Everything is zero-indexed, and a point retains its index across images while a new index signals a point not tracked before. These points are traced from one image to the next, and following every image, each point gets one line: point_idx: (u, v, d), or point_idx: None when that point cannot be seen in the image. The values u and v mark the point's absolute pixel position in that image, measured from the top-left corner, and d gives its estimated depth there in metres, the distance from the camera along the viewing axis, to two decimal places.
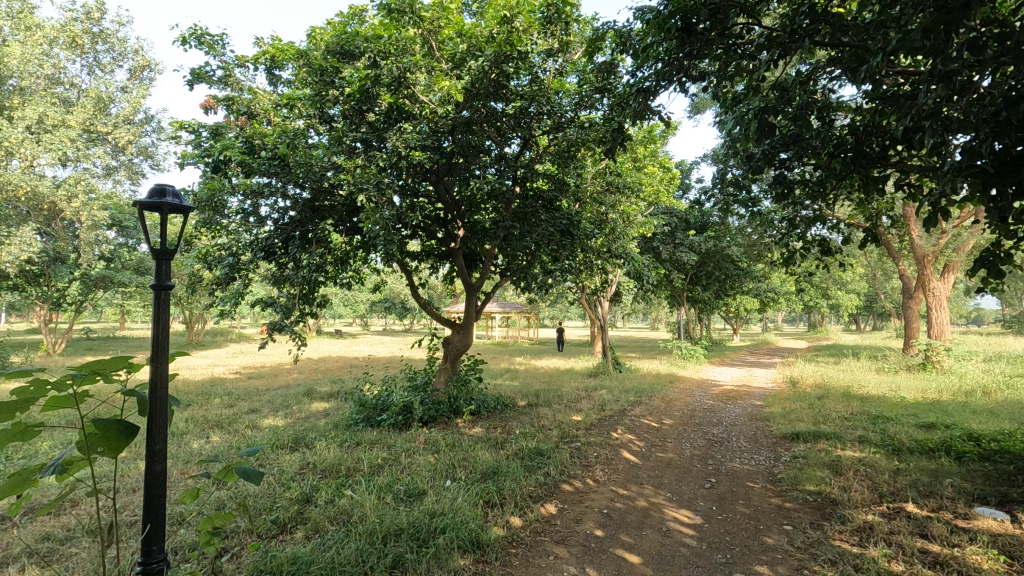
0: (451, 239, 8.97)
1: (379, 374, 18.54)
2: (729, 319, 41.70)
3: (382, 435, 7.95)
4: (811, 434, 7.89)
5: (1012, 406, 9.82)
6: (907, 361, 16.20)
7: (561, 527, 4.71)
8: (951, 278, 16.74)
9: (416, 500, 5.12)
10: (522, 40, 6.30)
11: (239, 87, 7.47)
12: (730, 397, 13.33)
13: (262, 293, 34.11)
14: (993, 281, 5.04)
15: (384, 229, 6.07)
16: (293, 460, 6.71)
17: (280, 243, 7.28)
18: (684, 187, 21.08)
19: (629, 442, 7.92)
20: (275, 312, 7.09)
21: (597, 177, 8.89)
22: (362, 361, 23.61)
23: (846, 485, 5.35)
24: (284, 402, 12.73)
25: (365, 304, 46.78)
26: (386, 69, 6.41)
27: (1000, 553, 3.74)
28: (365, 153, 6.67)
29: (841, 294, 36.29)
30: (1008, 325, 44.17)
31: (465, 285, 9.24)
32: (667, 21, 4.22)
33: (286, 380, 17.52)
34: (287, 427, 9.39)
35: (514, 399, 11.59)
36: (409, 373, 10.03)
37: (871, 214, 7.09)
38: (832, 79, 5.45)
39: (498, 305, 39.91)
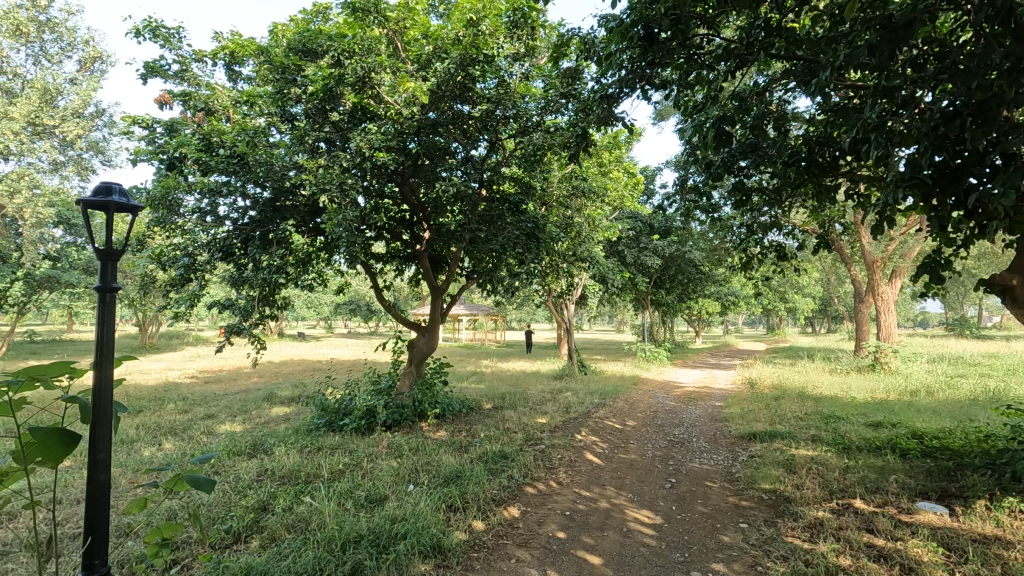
0: (417, 241, 8.83)
1: (342, 378, 18.30)
2: (692, 323, 42.71)
3: (345, 440, 7.87)
4: (766, 434, 8.18)
5: (952, 404, 10.40)
6: (858, 363, 16.92)
7: (523, 530, 4.78)
8: (899, 283, 17.52)
9: (378, 506, 5.12)
10: (487, 43, 6.54)
11: (196, 82, 7.32)
12: (691, 399, 13.71)
13: (221, 294, 33.15)
14: (936, 286, 5.34)
15: (346, 231, 6.04)
16: (250, 467, 6.59)
17: (238, 243, 7.11)
18: (648, 191, 21.61)
19: (592, 443, 8.06)
20: (232, 315, 6.93)
21: (564, 181, 9.08)
22: (326, 363, 23.25)
23: (799, 483, 5.59)
24: (243, 407, 12.43)
25: (329, 305, 46.00)
26: (351, 69, 6.45)
27: (938, 546, 3.96)
28: (328, 153, 6.60)
29: (798, 298, 37.70)
30: (950, 328, 46.74)
31: (432, 288, 9.20)
32: (630, 29, 4.42)
33: (246, 384, 17.11)
34: (244, 433, 9.18)
35: (480, 402, 11.64)
36: (372, 376, 9.88)
37: (824, 221, 7.39)
38: (786, 90, 5.71)
39: (466, 307, 39.83)
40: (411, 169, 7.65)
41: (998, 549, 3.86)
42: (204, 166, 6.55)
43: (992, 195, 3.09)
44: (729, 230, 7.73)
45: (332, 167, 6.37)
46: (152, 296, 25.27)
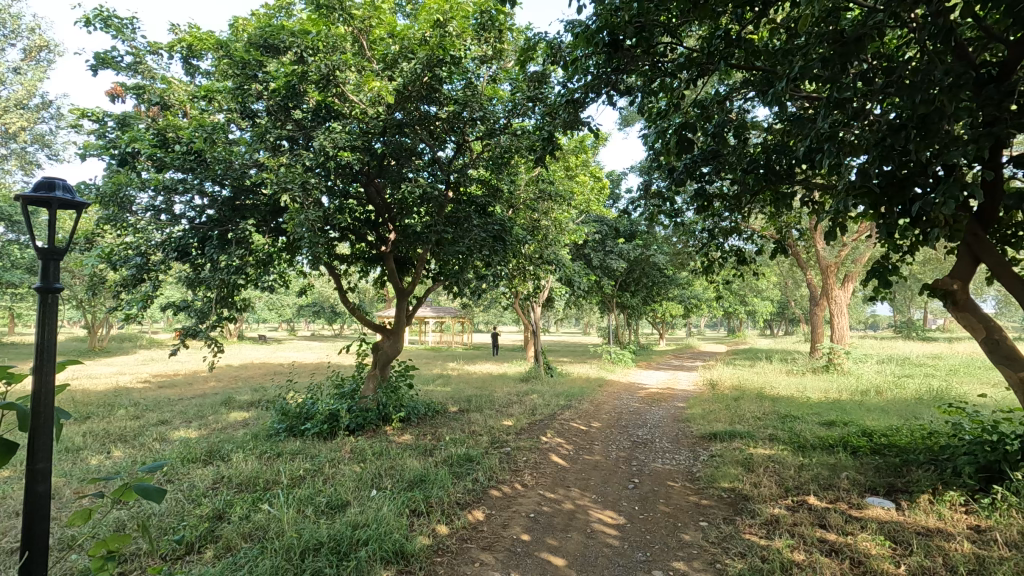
0: (382, 242, 8.63)
1: (304, 382, 17.78)
2: (656, 326, 43.39)
3: (305, 444, 7.59)
4: (726, 434, 8.31)
5: (900, 403, 10.83)
6: (813, 364, 17.46)
7: (487, 533, 4.68)
8: (851, 286, 18.14)
9: (339, 512, 4.92)
10: (454, 44, 6.36)
11: (150, 75, 6.90)
12: (654, 400, 13.87)
13: (177, 296, 31.88)
14: (885, 291, 5.58)
15: (309, 231, 5.88)
16: (206, 474, 6.25)
17: (195, 243, 6.75)
18: (614, 195, 21.88)
19: (557, 445, 8.03)
20: (188, 316, 6.58)
21: (530, 185, 9.08)
22: (287, 367, 22.61)
23: (755, 481, 5.64)
24: (199, 412, 11.91)
25: (292, 307, 44.85)
26: (314, 66, 6.23)
27: (885, 539, 4.02)
28: (291, 152, 6.39)
29: (756, 301, 38.81)
30: (898, 330, 48.99)
31: (397, 290, 9.02)
32: (595, 36, 4.46)
33: (202, 388, 16.44)
34: (200, 439, 8.75)
35: (446, 405, 11.45)
36: (336, 380, 9.57)
37: (782, 227, 7.57)
38: (747, 100, 5.80)
39: (433, 309, 39.48)
40: (374, 169, 7.14)
41: (940, 541, 3.93)
42: (159, 163, 6.39)
43: (934, 202, 3.30)
44: (692, 235, 7.73)
45: (294, 166, 6.12)
46: (101, 297, 24.04)
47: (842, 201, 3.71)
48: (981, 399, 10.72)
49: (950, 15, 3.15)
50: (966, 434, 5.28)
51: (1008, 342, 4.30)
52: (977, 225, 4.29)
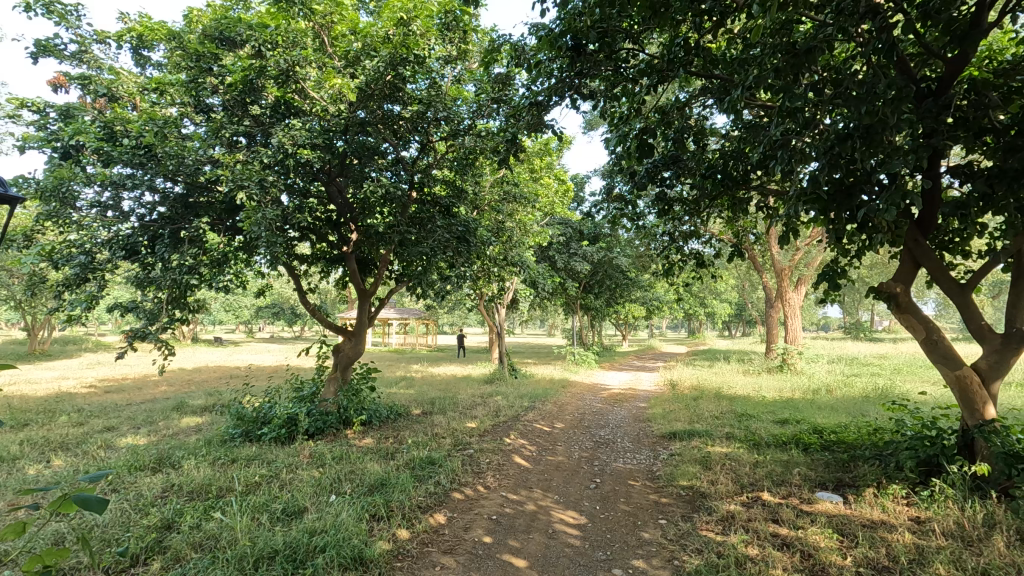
0: (344, 243, 8.24)
1: (260, 385, 17.09)
2: (620, 327, 43.86)
3: (262, 450, 7.20)
4: (686, 433, 8.42)
5: (849, 401, 11.22)
6: (768, 364, 17.95)
7: (449, 536, 4.54)
8: (804, 289, 18.69)
9: (296, 518, 4.62)
10: (418, 43, 6.18)
11: (97, 65, 6.60)
12: (616, 401, 13.96)
13: (126, 296, 30.45)
14: (833, 293, 5.87)
15: (266, 230, 5.59)
16: (155, 482, 5.79)
17: (144, 241, 6.38)
18: (578, 198, 22.08)
19: (521, 446, 7.90)
20: (136, 318, 6.20)
21: (496, 186, 8.99)
22: (244, 370, 21.81)
23: (713, 479, 5.68)
24: (147, 418, 11.27)
25: (250, 309, 43.36)
26: (272, 61, 5.99)
27: (833, 531, 4.05)
28: (247, 148, 6.18)
29: (715, 303, 39.75)
30: (847, 331, 51.06)
31: (359, 290, 8.73)
32: (559, 39, 4.59)
33: (152, 393, 15.65)
34: (148, 445, 8.23)
35: (409, 408, 11.18)
36: (295, 383, 9.13)
37: (739, 231, 7.71)
38: (704, 107, 5.94)
39: (396, 311, 38.88)
40: (337, 168, 6.92)
41: (883, 532, 3.95)
42: (106, 157, 5.89)
43: (878, 209, 3.59)
44: (653, 238, 7.75)
45: (251, 163, 5.92)
46: (41, 296, 22.53)
47: (793, 206, 3.94)
48: (921, 396, 11.24)
49: (892, 33, 3.40)
50: (908, 430, 5.45)
51: (944, 341, 4.60)
52: (915, 231, 4.65)
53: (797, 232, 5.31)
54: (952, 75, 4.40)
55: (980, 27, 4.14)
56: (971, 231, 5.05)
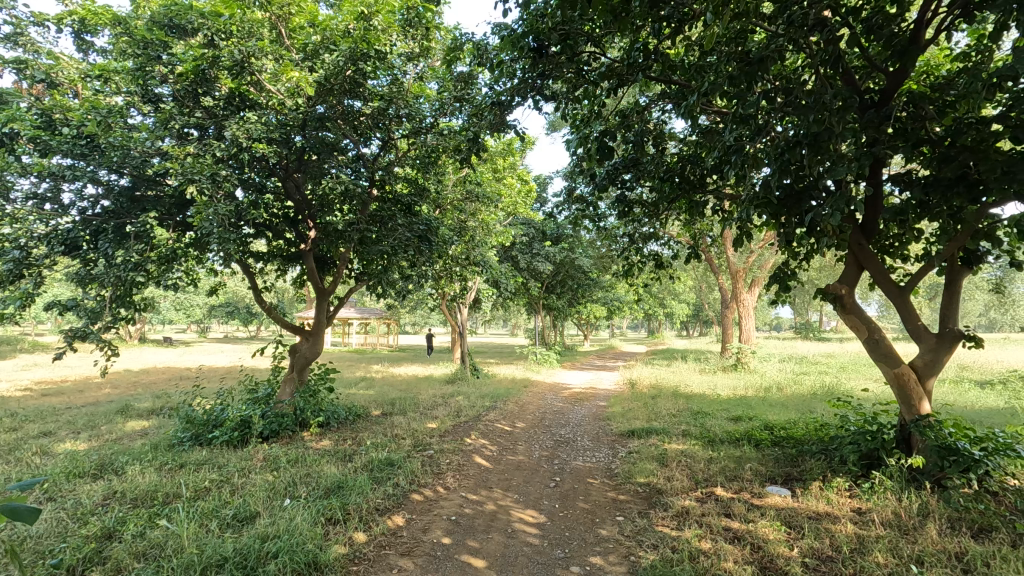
0: (302, 240, 7.78)
1: (211, 386, 16.35)
2: (581, 327, 44.11)
3: (212, 454, 6.75)
4: (644, 430, 8.51)
5: (800, 399, 11.58)
6: (724, 363, 18.38)
7: (407, 538, 4.38)
8: (757, 290, 19.14)
9: (248, 524, 4.35)
10: (380, 40, 6.05)
11: (34, 48, 6.20)
12: (577, 400, 14.02)
13: (65, 293, 28.69)
14: (784, 294, 6.05)
15: (218, 227, 5.27)
16: (96, 489, 5.31)
17: (86, 237, 5.87)
18: (541, 199, 22.14)
19: (481, 447, 7.76)
20: (75, 317, 5.55)
21: (458, 185, 8.96)
22: (195, 371, 20.84)
23: (669, 475, 5.71)
24: (87, 423, 10.59)
25: (202, 308, 41.67)
26: (226, 51, 5.55)
27: (781, 524, 4.11)
28: (200, 141, 5.79)
29: (674, 304, 40.51)
30: (797, 331, 53.05)
31: (317, 289, 8.32)
32: (521, 40, 4.55)
33: (93, 396, 14.73)
34: (86, 451, 7.69)
35: (368, 409, 10.86)
36: (248, 384, 8.62)
37: (698, 234, 7.79)
38: (664, 111, 5.99)
39: (356, 311, 38.05)
40: (294, 162, 6.73)
41: (827, 523, 4.03)
42: (43, 146, 5.41)
43: (824, 214, 3.69)
44: (614, 240, 7.72)
45: (202, 156, 5.56)
46: None
47: (744, 210, 4.03)
48: (865, 392, 11.74)
49: (838, 45, 3.53)
50: (852, 425, 5.64)
51: (885, 341, 4.74)
52: (858, 235, 4.83)
53: (749, 234, 5.42)
54: (893, 87, 4.53)
55: (919, 44, 4.31)
56: (911, 235, 5.30)
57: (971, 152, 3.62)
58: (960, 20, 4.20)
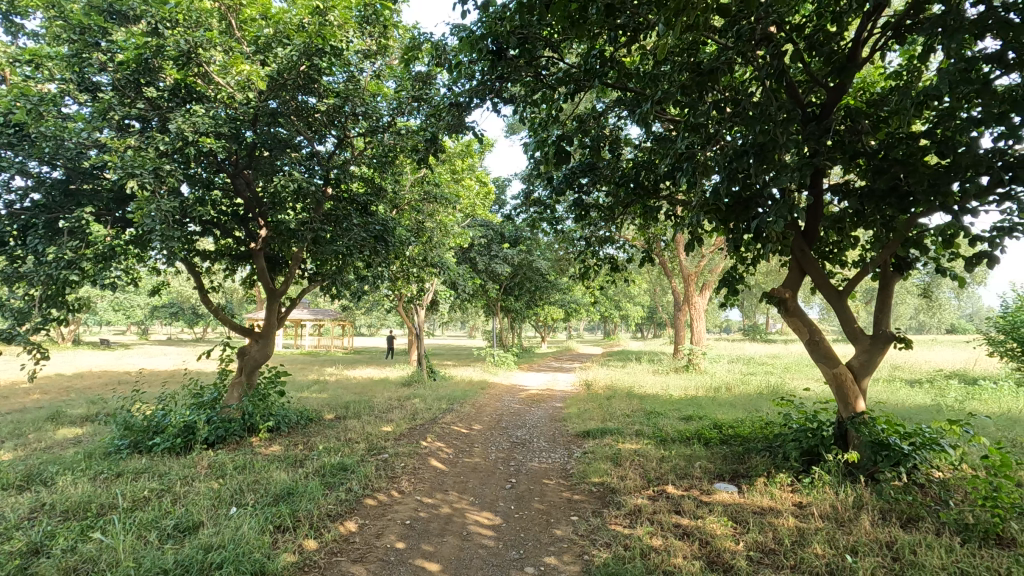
0: (252, 239, 7.46)
1: (151, 391, 15.55)
2: (538, 329, 44.41)
3: (151, 462, 6.31)
4: (598, 431, 8.69)
5: (746, 398, 12.07)
6: (676, 364, 18.92)
7: (360, 544, 4.29)
8: (708, 293, 19.74)
9: (191, 534, 4.17)
10: (335, 35, 5.88)
11: None
12: (533, 402, 14.16)
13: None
14: (733, 297, 6.31)
15: (161, 224, 5.06)
16: (22, 501, 4.98)
17: (14, 232, 5.57)
18: (499, 201, 22.27)
19: (437, 449, 7.71)
20: (2, 318, 5.23)
21: (416, 186, 8.90)
22: (133, 376, 19.80)
23: (622, 474, 5.86)
24: (13, 432, 9.90)
25: (144, 309, 39.65)
26: (171, 41, 5.36)
27: (728, 520, 4.31)
28: (143, 134, 5.53)
29: (629, 306, 41.38)
30: (745, 333, 55.13)
31: (268, 290, 8.06)
32: (481, 41, 4.50)
33: (19, 403, 13.78)
34: (12, 462, 7.20)
35: (321, 413, 10.61)
36: (192, 388, 8.07)
37: (651, 238, 8.02)
38: (619, 117, 6.16)
39: (310, 312, 37.06)
40: (245, 159, 6.41)
41: (771, 517, 4.26)
42: None
43: (769, 221, 3.90)
44: (572, 243, 7.83)
45: (144, 149, 5.32)
46: None
47: (695, 215, 4.19)
48: (806, 391, 12.37)
49: (782, 61, 3.75)
50: (794, 422, 5.94)
51: (824, 342, 5.02)
52: (800, 242, 5.11)
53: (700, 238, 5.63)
54: (832, 102, 4.81)
55: (856, 61, 4.58)
56: (847, 242, 5.66)
57: (902, 166, 3.89)
58: (892, 40, 4.48)
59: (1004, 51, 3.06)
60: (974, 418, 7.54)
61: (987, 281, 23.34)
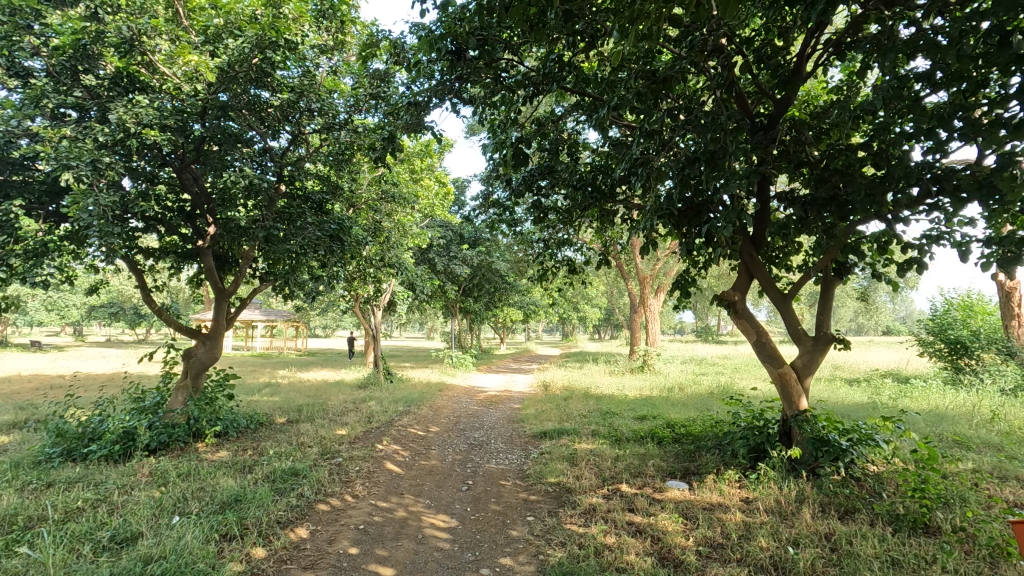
0: (200, 236, 7.11)
1: (86, 396, 14.67)
2: (497, 330, 44.35)
3: (87, 470, 5.85)
4: (555, 432, 8.77)
5: (698, 398, 12.43)
6: (631, 365, 19.29)
7: (311, 551, 4.18)
8: (663, 296, 20.19)
9: (129, 546, 3.96)
10: (291, 28, 5.77)
11: None
12: (491, 403, 14.15)
13: None
14: (685, 299, 6.50)
15: (100, 218, 4.78)
16: None
17: None
18: (459, 202, 22.16)
19: (392, 452, 7.57)
20: None
21: (373, 185, 8.74)
22: (67, 380, 18.67)
23: (578, 474, 5.93)
24: None
25: (79, 308, 37.37)
26: (112, 26, 5.09)
27: (679, 516, 4.42)
28: (80, 124, 5.20)
29: (587, 308, 41.92)
30: (698, 335, 56.76)
31: (216, 290, 7.74)
32: (439, 42, 4.55)
33: None
34: None
35: (271, 417, 10.25)
36: (133, 392, 7.61)
37: (608, 241, 8.16)
38: (577, 121, 6.22)
39: (262, 313, 35.88)
40: (193, 154, 6.08)
41: (719, 513, 4.42)
42: None
43: (719, 227, 4.05)
44: (531, 246, 7.86)
45: (81, 140, 5.03)
46: None
47: (649, 220, 4.31)
48: (754, 391, 12.86)
49: (732, 72, 3.89)
50: (742, 420, 6.16)
51: (770, 343, 5.23)
52: (748, 247, 5.33)
53: (654, 242, 5.75)
54: (779, 112, 5.03)
55: (801, 75, 4.82)
56: (792, 248, 5.93)
57: (841, 176, 4.12)
58: (834, 56, 4.71)
59: (933, 72, 3.29)
60: (905, 415, 8.03)
61: (920, 286, 24.75)
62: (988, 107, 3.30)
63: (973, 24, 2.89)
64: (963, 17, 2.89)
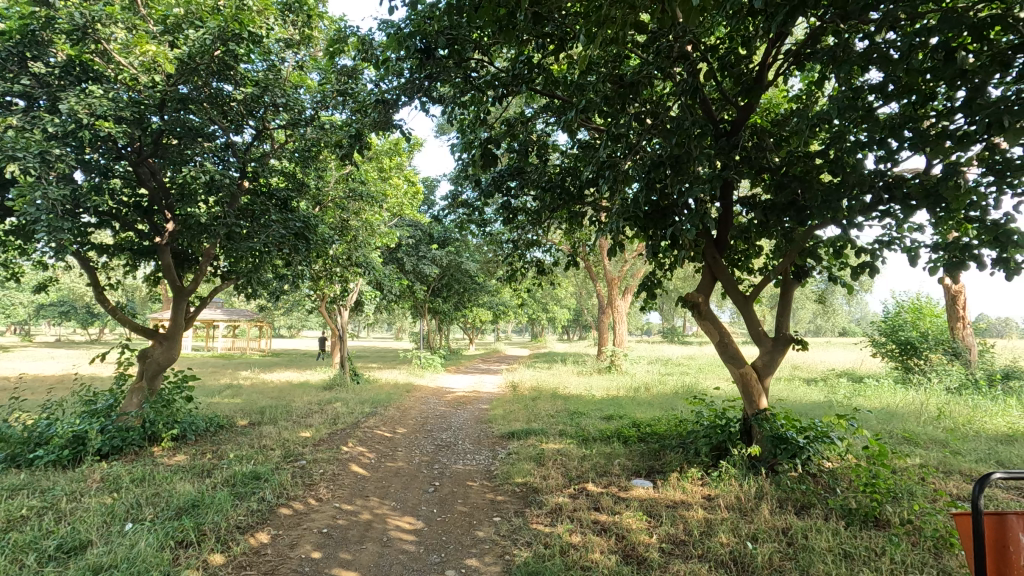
0: (157, 233, 6.81)
1: (34, 399, 13.98)
2: (467, 330, 44.16)
3: (32, 476, 5.52)
4: (522, 432, 8.78)
5: (665, 398, 12.62)
6: (599, 365, 19.48)
7: (271, 556, 4.05)
8: (630, 297, 20.42)
9: (76, 555, 3.77)
10: (255, 20, 5.57)
11: None
12: (460, 403, 14.06)
13: None
14: (650, 300, 6.58)
15: (48, 211, 4.52)
16: None
17: None
18: (428, 201, 21.98)
19: (358, 454, 7.42)
20: None
21: (340, 182, 8.58)
22: (14, 381, 17.79)
23: (545, 474, 5.93)
24: None
25: (26, 306, 35.51)
26: (64, 12, 4.86)
27: (643, 514, 4.46)
28: (29, 113, 4.94)
29: (556, 309, 42.17)
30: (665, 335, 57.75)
31: (175, 288, 7.45)
32: (408, 40, 4.49)
33: None
34: None
35: (231, 420, 9.95)
36: (84, 395, 7.27)
37: (576, 242, 8.20)
38: (547, 123, 6.17)
39: (224, 313, 34.86)
40: (150, 148, 5.75)
41: (683, 510, 4.49)
42: None
43: (683, 230, 4.09)
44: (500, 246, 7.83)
45: (28, 130, 4.76)
46: None
47: (615, 222, 4.33)
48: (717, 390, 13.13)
49: (697, 78, 3.95)
50: (705, 419, 6.27)
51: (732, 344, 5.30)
52: (711, 250, 5.40)
53: (620, 244, 5.78)
54: (741, 120, 5.13)
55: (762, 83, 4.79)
56: (753, 251, 6.06)
57: (799, 183, 4.24)
58: (793, 67, 4.83)
59: (885, 85, 3.40)
60: (859, 413, 8.33)
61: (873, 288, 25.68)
62: (935, 120, 3.43)
63: (922, 40, 3.00)
64: (912, 33, 3.00)
